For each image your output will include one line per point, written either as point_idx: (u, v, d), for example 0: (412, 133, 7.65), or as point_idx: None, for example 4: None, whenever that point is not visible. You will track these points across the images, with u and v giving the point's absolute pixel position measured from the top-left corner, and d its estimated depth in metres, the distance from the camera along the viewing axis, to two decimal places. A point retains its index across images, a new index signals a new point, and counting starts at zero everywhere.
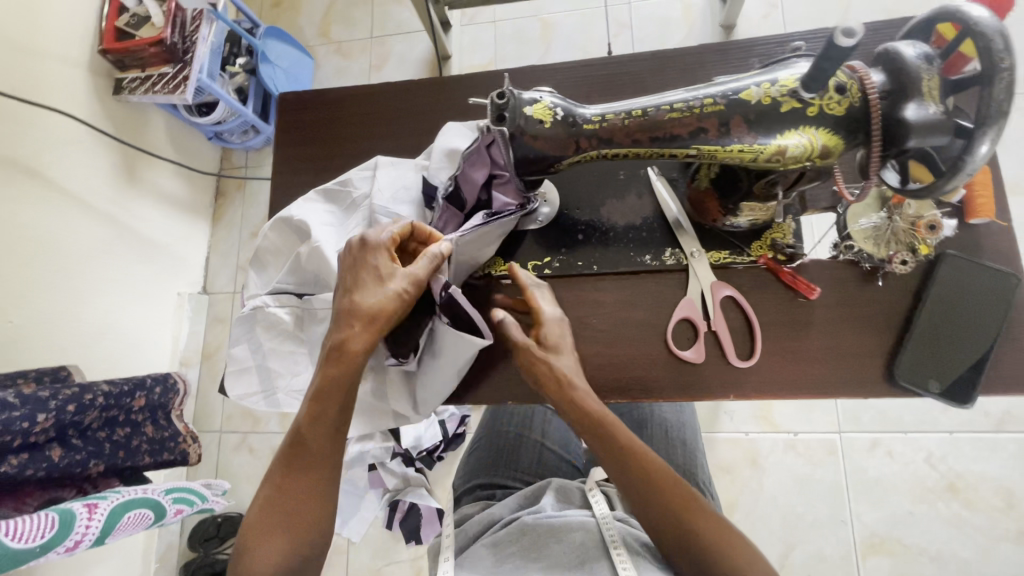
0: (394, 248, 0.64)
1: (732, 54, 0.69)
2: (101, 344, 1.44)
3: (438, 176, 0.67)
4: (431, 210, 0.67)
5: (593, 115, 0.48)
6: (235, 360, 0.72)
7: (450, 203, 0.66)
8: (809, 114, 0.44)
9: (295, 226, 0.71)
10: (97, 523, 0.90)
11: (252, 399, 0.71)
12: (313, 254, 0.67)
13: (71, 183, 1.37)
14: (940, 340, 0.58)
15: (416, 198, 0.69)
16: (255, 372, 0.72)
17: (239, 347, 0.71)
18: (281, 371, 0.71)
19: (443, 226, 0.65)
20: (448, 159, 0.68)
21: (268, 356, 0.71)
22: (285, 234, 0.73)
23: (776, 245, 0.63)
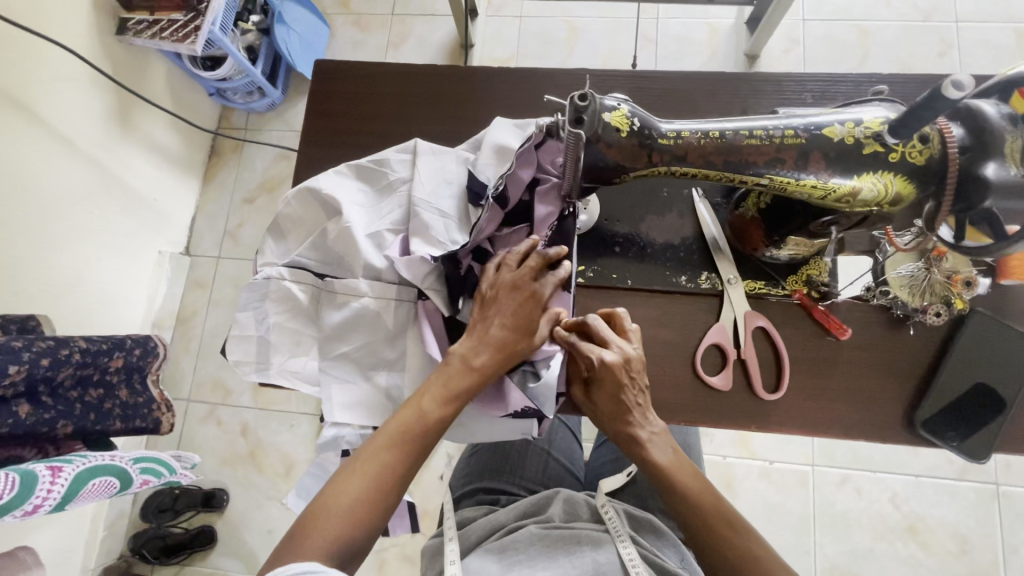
0: (435, 248, 0.63)
1: (786, 86, 0.70)
2: (71, 296, 1.35)
3: (485, 172, 0.66)
4: (474, 207, 0.66)
5: (669, 129, 0.47)
6: (238, 325, 0.66)
7: (497, 204, 0.63)
8: (890, 160, 0.45)
9: (324, 200, 0.68)
10: (60, 488, 0.85)
11: (245, 368, 0.65)
12: (343, 235, 0.65)
13: (60, 121, 1.29)
14: (958, 395, 0.59)
15: (458, 192, 0.67)
16: (255, 341, 0.66)
17: (245, 313, 0.66)
18: (283, 346, 0.66)
19: (488, 225, 0.64)
20: (496, 156, 0.67)
21: (272, 328, 0.66)
22: (311, 207, 0.69)
23: (812, 281, 0.63)
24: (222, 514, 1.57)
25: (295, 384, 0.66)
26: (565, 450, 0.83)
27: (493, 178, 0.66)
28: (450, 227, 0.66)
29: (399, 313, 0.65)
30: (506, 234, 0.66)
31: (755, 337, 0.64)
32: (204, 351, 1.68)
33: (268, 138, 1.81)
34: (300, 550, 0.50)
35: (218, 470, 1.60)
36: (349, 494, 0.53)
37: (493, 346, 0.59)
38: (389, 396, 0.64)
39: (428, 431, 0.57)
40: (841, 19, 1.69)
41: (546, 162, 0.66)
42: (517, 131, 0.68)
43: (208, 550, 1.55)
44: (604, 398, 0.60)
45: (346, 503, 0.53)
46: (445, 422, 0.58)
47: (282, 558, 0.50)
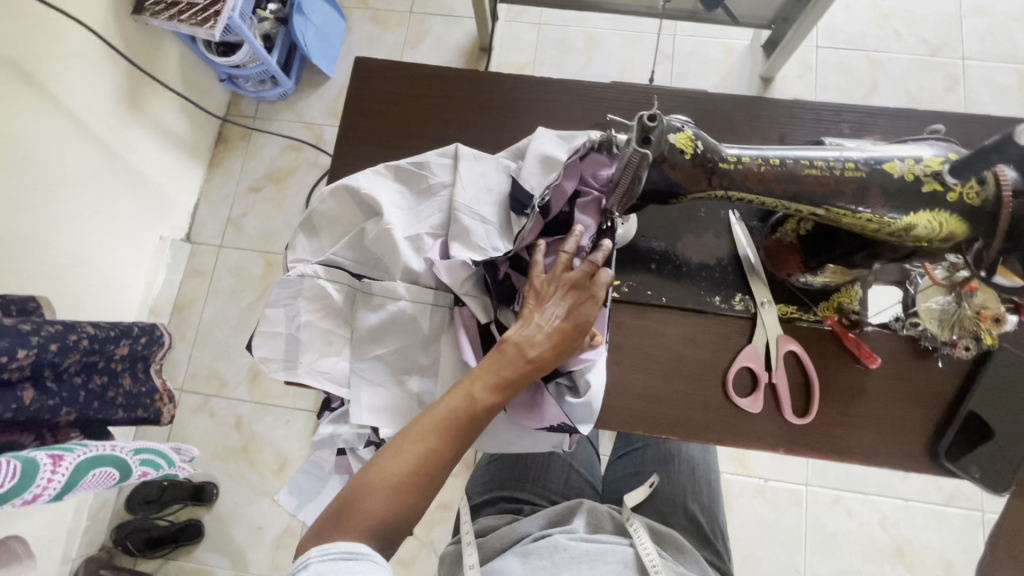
0: (477, 254, 0.65)
1: (824, 115, 0.71)
2: (70, 278, 1.31)
3: (529, 181, 0.68)
4: (516, 216, 0.68)
5: (732, 154, 0.49)
6: (267, 321, 0.68)
7: (541, 213, 0.66)
8: (948, 199, 0.46)
9: (361, 199, 0.70)
10: (60, 478, 0.82)
11: (273, 366, 0.67)
12: (382, 237, 0.67)
13: (70, 99, 1.25)
14: (984, 429, 0.60)
15: (499, 200, 0.69)
16: (284, 339, 0.68)
17: (274, 310, 0.68)
18: (313, 345, 0.68)
19: (529, 233, 0.66)
20: (541, 165, 0.68)
21: (303, 326, 0.68)
22: (347, 206, 0.71)
23: (843, 309, 0.64)
24: (210, 508, 1.54)
25: (322, 384, 0.68)
26: (585, 463, 0.85)
27: (538, 188, 0.67)
28: (492, 233, 0.67)
29: (434, 317, 0.67)
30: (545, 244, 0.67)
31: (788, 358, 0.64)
32: (201, 341, 1.64)
33: (277, 128, 1.78)
34: (347, 520, 0.53)
35: (209, 463, 1.57)
36: (396, 470, 0.55)
37: (547, 339, 0.59)
38: (419, 401, 0.67)
39: (476, 418, 0.58)
40: (853, 48, 1.73)
41: (588, 176, 0.68)
42: (561, 142, 0.70)
43: (193, 544, 1.52)
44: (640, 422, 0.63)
45: (393, 481, 0.55)
46: (492, 410, 0.59)
47: (328, 532, 0.53)
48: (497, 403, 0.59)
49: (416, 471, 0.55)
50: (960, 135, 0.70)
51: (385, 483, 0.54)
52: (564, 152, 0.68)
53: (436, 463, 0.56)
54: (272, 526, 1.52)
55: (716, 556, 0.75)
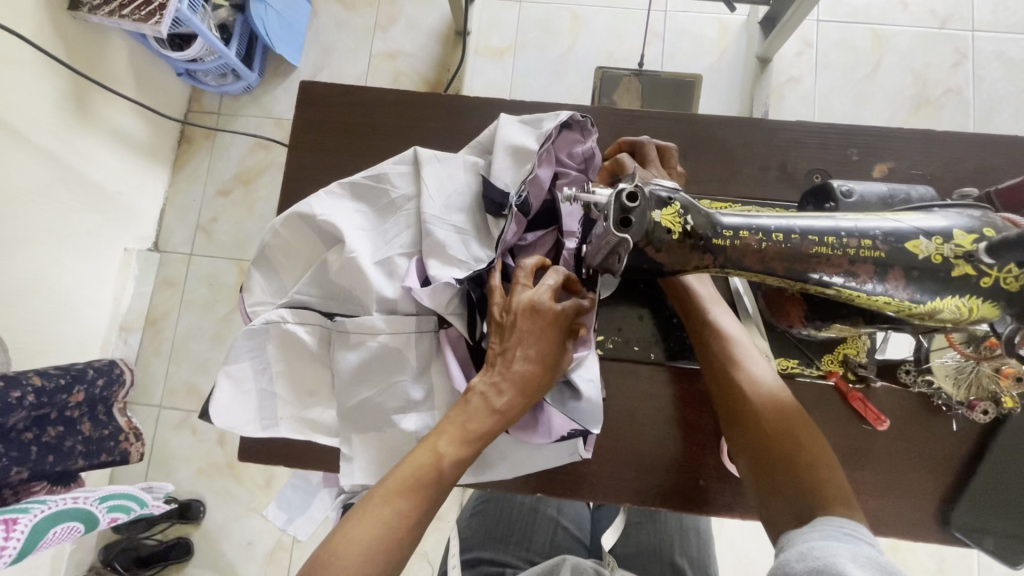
0: (459, 270, 0.59)
1: (832, 139, 0.63)
2: (27, 306, 1.23)
3: (502, 178, 0.61)
4: (494, 219, 0.62)
5: (727, 228, 0.42)
6: (235, 378, 0.63)
7: (520, 211, 0.61)
8: (981, 283, 0.40)
9: (319, 227, 0.63)
10: (15, 544, 0.78)
11: (250, 427, 0.62)
12: (347, 267, 0.60)
13: (8, 112, 1.14)
14: (998, 493, 0.56)
15: (471, 203, 0.63)
16: (256, 394, 0.63)
17: (240, 365, 0.62)
18: (291, 396, 0.63)
19: (512, 234, 0.61)
20: (507, 160, 0.62)
21: (277, 377, 0.63)
22: (302, 236, 0.64)
23: (849, 363, 0.59)
24: (199, 526, 1.51)
25: (311, 434, 0.63)
26: (572, 516, 0.84)
27: (513, 185, 0.61)
28: (469, 241, 0.61)
29: (420, 347, 0.61)
30: (534, 241, 0.64)
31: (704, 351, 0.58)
32: (177, 355, 1.58)
33: (243, 125, 1.67)
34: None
35: (194, 480, 1.53)
36: (361, 545, 0.48)
37: (517, 381, 0.54)
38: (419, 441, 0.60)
39: (445, 476, 0.52)
40: (858, 22, 1.61)
41: (564, 156, 0.64)
42: (528, 127, 0.63)
43: (183, 562, 1.50)
44: (609, 470, 0.60)
45: (360, 552, 0.47)
46: (462, 465, 0.53)
47: None
48: (468, 457, 0.53)
49: (384, 544, 0.49)
50: (978, 160, 0.63)
51: (350, 555, 0.47)
52: (533, 139, 0.62)
53: (406, 531, 0.50)
54: (262, 542, 1.50)
55: None
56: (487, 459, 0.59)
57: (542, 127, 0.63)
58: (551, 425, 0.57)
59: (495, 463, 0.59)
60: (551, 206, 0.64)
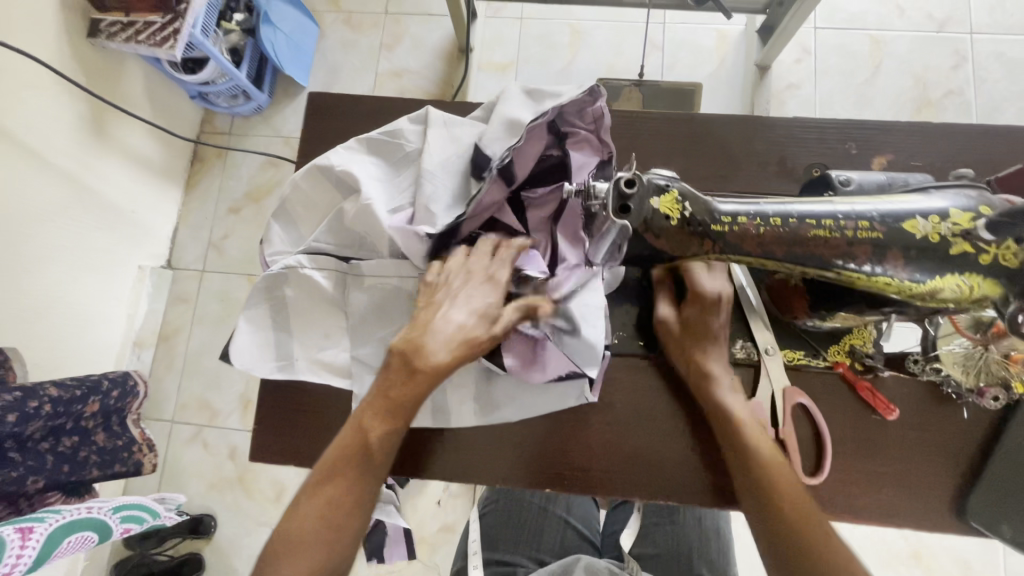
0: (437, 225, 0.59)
1: (829, 133, 0.64)
2: (44, 322, 1.26)
3: (492, 146, 0.62)
4: (475, 181, 0.62)
5: (727, 214, 0.43)
6: (256, 324, 0.65)
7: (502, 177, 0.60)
8: (981, 261, 0.41)
9: (337, 178, 0.65)
10: (31, 553, 0.78)
11: (268, 367, 0.65)
12: (363, 213, 0.62)
13: (30, 136, 1.19)
14: (1014, 481, 0.55)
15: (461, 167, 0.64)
16: (273, 335, 0.66)
17: (260, 308, 0.65)
18: (308, 339, 0.66)
19: (487, 198, 0.60)
20: (503, 128, 0.63)
21: (294, 321, 0.66)
22: (321, 188, 0.66)
23: (855, 353, 0.59)
24: (210, 541, 1.51)
25: (325, 376, 0.65)
26: (582, 516, 0.83)
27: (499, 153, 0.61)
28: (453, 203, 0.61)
29: None
30: (541, 197, 0.63)
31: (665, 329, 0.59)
32: (189, 370, 1.60)
33: (253, 144, 1.71)
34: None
35: (205, 495, 1.54)
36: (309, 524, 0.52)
37: (446, 345, 0.55)
38: None
39: (375, 450, 0.55)
40: (855, 28, 1.63)
41: (572, 115, 0.64)
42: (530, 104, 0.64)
43: None
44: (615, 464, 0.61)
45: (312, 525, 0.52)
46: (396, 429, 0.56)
47: None
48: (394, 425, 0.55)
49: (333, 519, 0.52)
50: (976, 151, 0.63)
51: (305, 532, 0.52)
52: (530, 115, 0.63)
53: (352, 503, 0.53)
54: None
55: None
56: (493, 400, 0.61)
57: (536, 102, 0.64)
58: (546, 362, 0.59)
59: (500, 405, 0.61)
60: (558, 163, 0.64)
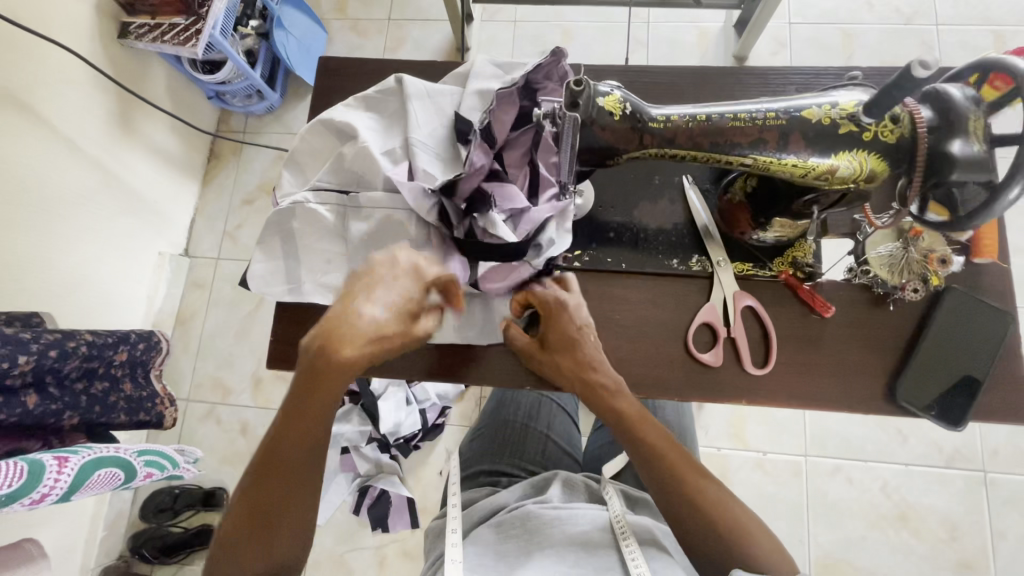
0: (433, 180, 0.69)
1: (770, 78, 0.74)
2: (72, 296, 1.36)
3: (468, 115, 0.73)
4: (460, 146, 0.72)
5: (660, 114, 0.56)
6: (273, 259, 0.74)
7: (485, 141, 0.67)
8: (864, 138, 0.52)
9: (338, 128, 0.75)
10: (67, 478, 0.86)
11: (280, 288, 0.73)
12: (362, 155, 0.71)
13: (66, 124, 1.31)
14: (937, 366, 0.63)
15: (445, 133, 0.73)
16: (284, 262, 0.74)
17: (270, 238, 0.73)
18: (313, 265, 0.73)
19: (478, 159, 0.66)
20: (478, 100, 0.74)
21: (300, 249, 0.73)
22: (324, 136, 0.76)
23: (796, 263, 0.67)
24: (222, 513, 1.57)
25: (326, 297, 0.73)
26: (563, 434, 0.94)
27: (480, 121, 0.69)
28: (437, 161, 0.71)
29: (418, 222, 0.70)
30: (516, 138, 0.70)
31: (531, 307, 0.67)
32: (204, 351, 1.69)
33: (266, 141, 1.83)
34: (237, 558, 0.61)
35: (218, 469, 1.60)
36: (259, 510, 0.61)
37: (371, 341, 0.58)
38: None
39: (308, 439, 0.62)
40: (827, 22, 1.74)
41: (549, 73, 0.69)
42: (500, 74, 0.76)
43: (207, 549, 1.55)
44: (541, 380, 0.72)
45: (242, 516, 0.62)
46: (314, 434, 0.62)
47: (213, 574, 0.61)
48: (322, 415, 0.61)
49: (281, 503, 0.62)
50: None
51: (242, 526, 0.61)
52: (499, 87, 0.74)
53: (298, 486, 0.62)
54: None
55: None
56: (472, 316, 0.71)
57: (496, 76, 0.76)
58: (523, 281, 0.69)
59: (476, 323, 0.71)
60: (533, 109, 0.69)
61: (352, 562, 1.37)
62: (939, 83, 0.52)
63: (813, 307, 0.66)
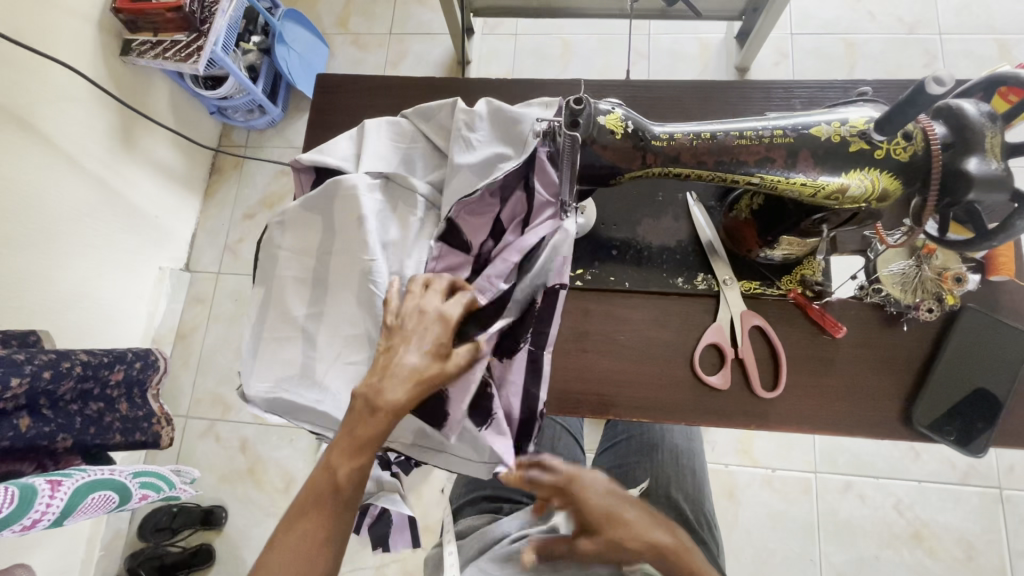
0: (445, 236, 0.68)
1: (774, 92, 0.72)
2: (72, 313, 1.35)
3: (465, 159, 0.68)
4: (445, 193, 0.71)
5: (662, 132, 0.55)
6: (258, 374, 0.69)
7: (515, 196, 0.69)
8: (876, 156, 0.51)
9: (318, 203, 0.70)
10: (59, 503, 0.84)
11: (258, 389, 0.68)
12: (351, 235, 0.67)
13: (67, 141, 1.31)
14: (953, 390, 0.61)
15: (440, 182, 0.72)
16: (266, 363, 0.69)
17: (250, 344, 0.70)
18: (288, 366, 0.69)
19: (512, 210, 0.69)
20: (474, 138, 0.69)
21: (279, 351, 0.70)
22: (305, 217, 0.71)
23: (806, 281, 0.65)
24: (221, 532, 1.54)
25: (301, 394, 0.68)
26: (566, 454, 0.91)
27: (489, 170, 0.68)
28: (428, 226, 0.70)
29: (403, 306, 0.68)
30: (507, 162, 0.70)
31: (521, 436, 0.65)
32: (204, 367, 1.68)
33: (268, 155, 1.83)
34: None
35: (217, 487, 1.58)
36: None
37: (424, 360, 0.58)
38: None
39: (345, 490, 0.54)
40: (828, 33, 1.74)
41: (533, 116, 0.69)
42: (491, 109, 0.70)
43: (205, 569, 1.52)
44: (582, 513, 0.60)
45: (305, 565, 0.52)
46: (357, 475, 0.55)
47: None
48: (362, 468, 0.54)
49: (298, 572, 0.52)
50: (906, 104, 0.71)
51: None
52: (496, 123, 0.70)
53: (321, 557, 0.53)
54: None
55: (703, 541, 0.80)
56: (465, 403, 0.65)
57: (474, 139, 0.70)
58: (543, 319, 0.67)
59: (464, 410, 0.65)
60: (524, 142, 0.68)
61: None
62: (951, 98, 0.51)
63: (824, 326, 0.64)
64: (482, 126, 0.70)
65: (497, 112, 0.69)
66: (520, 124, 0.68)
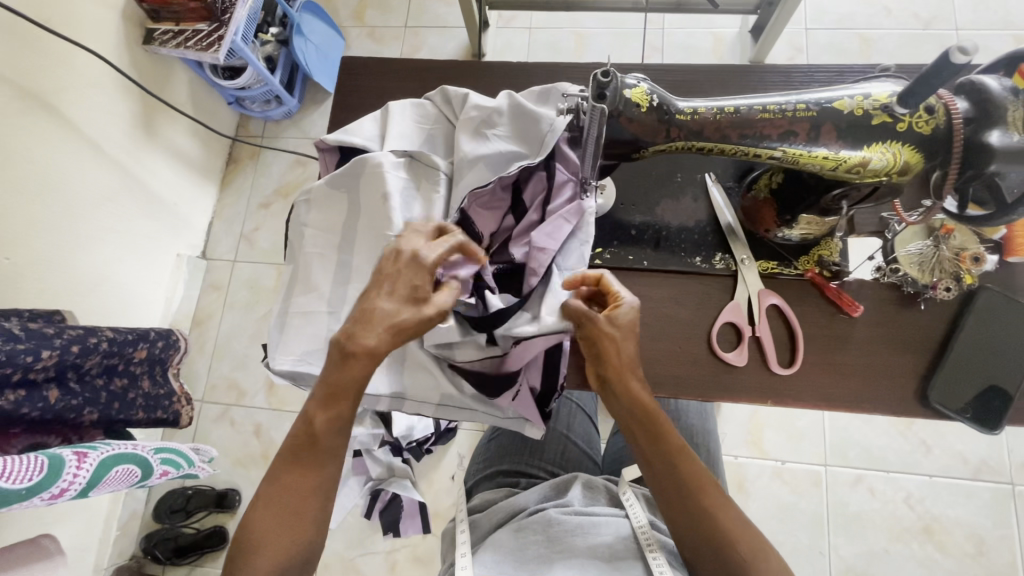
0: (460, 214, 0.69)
1: (792, 76, 0.73)
2: (92, 296, 1.38)
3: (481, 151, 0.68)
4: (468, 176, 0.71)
5: (686, 106, 0.56)
6: (283, 347, 0.71)
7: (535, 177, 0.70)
8: (898, 128, 0.52)
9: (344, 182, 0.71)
10: (84, 475, 0.86)
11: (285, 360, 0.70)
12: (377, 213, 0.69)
13: (90, 127, 1.34)
14: (969, 370, 0.62)
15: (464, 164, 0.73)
16: (291, 333, 0.71)
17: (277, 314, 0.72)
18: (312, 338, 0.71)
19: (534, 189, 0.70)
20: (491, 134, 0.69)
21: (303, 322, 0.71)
22: (330, 196, 0.72)
23: (823, 261, 0.66)
24: (234, 515, 1.57)
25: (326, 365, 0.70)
26: (583, 436, 0.93)
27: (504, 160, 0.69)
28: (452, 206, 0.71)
29: None
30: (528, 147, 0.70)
31: (588, 315, 0.61)
32: (219, 352, 1.70)
33: (283, 145, 1.86)
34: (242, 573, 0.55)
35: (230, 470, 1.60)
36: (263, 533, 0.56)
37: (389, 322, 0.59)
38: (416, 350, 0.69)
39: (321, 440, 0.59)
40: (844, 28, 1.73)
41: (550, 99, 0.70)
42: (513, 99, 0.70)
43: (219, 551, 1.55)
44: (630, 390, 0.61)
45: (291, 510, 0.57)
46: (335, 425, 0.59)
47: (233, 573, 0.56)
48: (337, 416, 0.59)
49: (286, 517, 0.57)
50: None
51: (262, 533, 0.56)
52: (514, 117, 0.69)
53: (304, 502, 0.58)
54: None
55: None
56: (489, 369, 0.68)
57: (494, 133, 0.69)
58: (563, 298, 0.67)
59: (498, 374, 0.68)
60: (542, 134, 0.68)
61: (362, 568, 1.35)
62: (973, 74, 0.52)
63: (840, 304, 0.65)
64: (502, 121, 0.70)
65: (517, 105, 0.69)
66: (539, 122, 0.68)
